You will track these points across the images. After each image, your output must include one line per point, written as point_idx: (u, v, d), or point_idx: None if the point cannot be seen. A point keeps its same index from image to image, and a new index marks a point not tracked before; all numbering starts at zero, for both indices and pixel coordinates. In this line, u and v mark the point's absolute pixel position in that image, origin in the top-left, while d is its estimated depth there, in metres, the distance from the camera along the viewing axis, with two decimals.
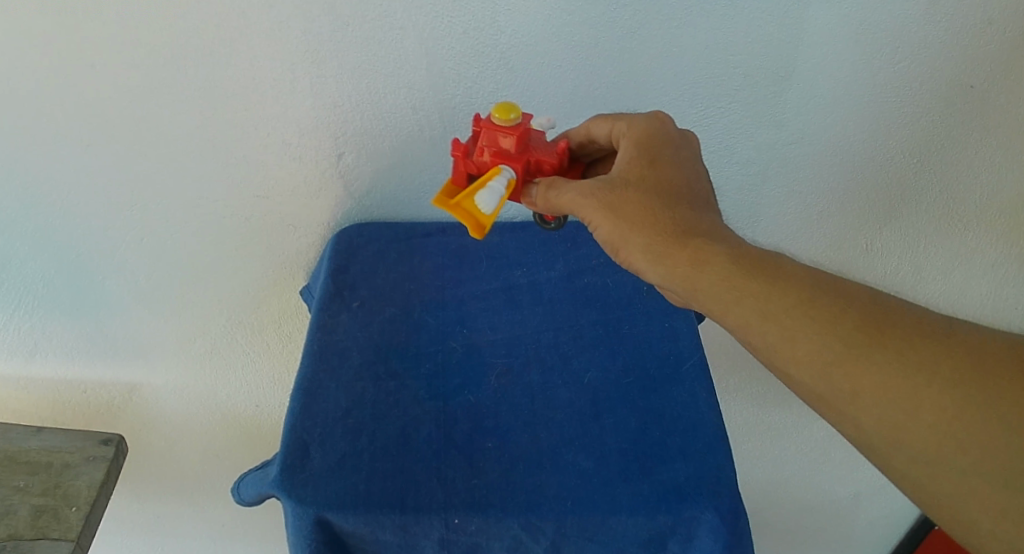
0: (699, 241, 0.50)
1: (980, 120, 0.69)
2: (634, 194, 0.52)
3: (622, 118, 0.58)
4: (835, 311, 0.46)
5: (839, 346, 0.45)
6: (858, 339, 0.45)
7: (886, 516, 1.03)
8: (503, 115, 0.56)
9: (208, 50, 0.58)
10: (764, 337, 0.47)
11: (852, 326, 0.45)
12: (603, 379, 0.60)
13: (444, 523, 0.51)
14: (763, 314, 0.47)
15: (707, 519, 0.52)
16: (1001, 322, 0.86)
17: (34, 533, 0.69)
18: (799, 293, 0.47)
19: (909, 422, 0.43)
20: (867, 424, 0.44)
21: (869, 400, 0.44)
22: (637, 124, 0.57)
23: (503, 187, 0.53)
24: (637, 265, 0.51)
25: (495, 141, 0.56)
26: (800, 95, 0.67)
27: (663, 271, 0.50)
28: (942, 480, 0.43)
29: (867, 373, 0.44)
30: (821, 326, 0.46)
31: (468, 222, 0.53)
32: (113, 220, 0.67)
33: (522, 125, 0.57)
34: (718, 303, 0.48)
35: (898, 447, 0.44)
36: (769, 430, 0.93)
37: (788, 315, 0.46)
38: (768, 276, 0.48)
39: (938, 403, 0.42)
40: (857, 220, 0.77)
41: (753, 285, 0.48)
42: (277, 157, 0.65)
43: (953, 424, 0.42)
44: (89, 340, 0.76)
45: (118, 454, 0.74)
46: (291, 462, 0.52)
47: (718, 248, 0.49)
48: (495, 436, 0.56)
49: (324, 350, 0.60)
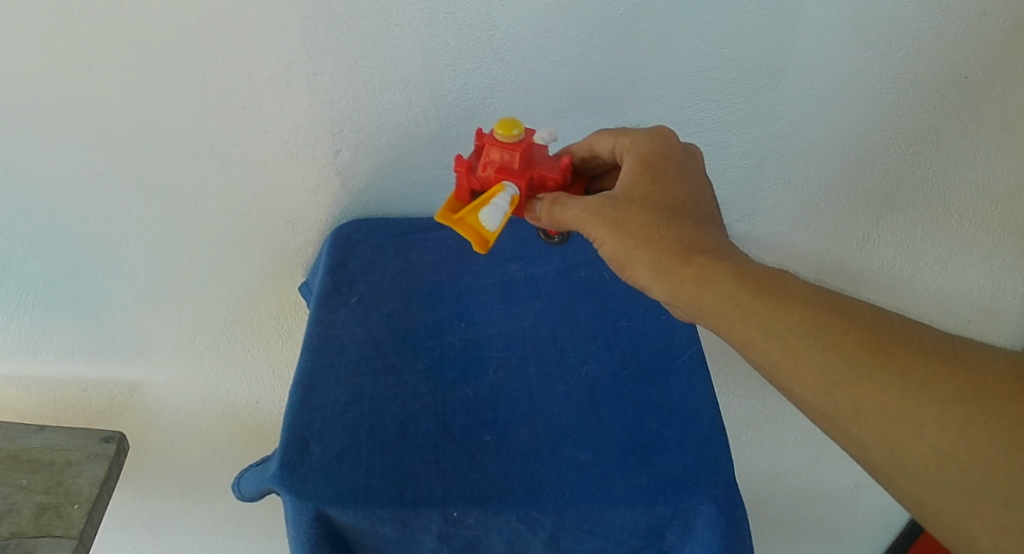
0: (703, 258, 0.50)
1: (976, 111, 0.69)
2: (638, 211, 0.53)
3: (626, 133, 0.58)
4: (839, 329, 0.46)
5: (843, 365, 0.45)
6: (862, 358, 0.45)
7: (885, 506, 1.03)
8: (506, 131, 0.56)
9: (202, 48, 0.58)
10: (768, 355, 0.47)
11: (857, 345, 0.45)
12: (601, 372, 0.61)
13: (443, 515, 0.52)
14: (766, 332, 0.47)
15: (704, 510, 0.52)
16: (998, 314, 0.86)
17: (38, 530, 0.69)
18: (803, 311, 0.47)
19: (911, 441, 0.43)
20: (869, 441, 0.45)
21: (874, 420, 0.44)
22: (641, 140, 0.57)
23: (508, 202, 0.54)
24: (642, 281, 0.52)
25: (498, 158, 0.56)
26: (796, 87, 0.67)
27: (668, 288, 0.50)
28: (944, 499, 0.43)
29: (869, 392, 0.44)
30: (825, 345, 0.46)
31: (473, 237, 0.53)
32: (112, 219, 0.67)
33: (525, 140, 0.57)
34: (722, 320, 0.49)
35: (900, 465, 0.44)
36: (768, 420, 0.93)
37: (791, 332, 0.47)
38: (772, 294, 0.48)
39: (941, 422, 0.43)
40: (855, 213, 0.77)
41: (757, 303, 0.48)
42: (274, 154, 0.66)
43: (954, 443, 0.42)
44: (89, 339, 0.76)
45: (119, 451, 0.75)
46: (291, 456, 0.53)
47: (722, 266, 0.50)
48: (493, 429, 0.57)
49: (323, 345, 0.61)
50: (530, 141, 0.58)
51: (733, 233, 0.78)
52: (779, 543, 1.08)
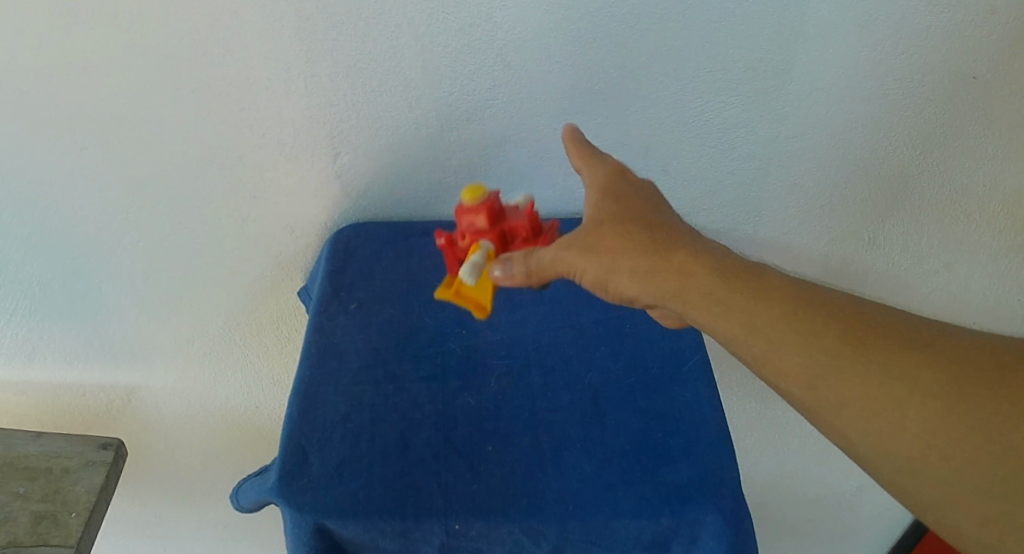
0: (682, 259, 0.48)
1: (983, 110, 0.68)
2: (610, 230, 0.50)
3: (584, 151, 0.54)
4: (820, 324, 0.45)
5: (825, 360, 0.44)
6: (843, 352, 0.44)
7: (893, 510, 1.02)
8: (470, 196, 0.53)
9: (199, 50, 0.57)
10: (751, 352, 0.46)
11: (838, 339, 0.45)
12: (604, 380, 0.60)
13: (445, 528, 0.51)
14: (749, 327, 0.46)
15: (710, 522, 0.52)
16: (1006, 316, 0.85)
17: (34, 539, 0.68)
18: (784, 306, 0.46)
19: (893, 431, 0.43)
20: (853, 433, 0.44)
21: (857, 413, 0.44)
22: (600, 158, 0.54)
23: (483, 263, 0.51)
24: (620, 292, 0.49)
25: (468, 224, 0.53)
26: (801, 88, 0.66)
27: (651, 294, 0.48)
28: (928, 489, 0.43)
29: (853, 383, 0.44)
30: (806, 340, 0.45)
31: (471, 304, 0.52)
32: (108, 223, 0.66)
33: (492, 199, 0.53)
34: (704, 319, 0.47)
35: (884, 456, 0.44)
36: (772, 423, 0.92)
37: (773, 327, 0.46)
38: (754, 288, 0.47)
39: (923, 414, 0.43)
40: (860, 215, 0.76)
41: (738, 300, 0.47)
42: (272, 158, 0.65)
43: (935, 433, 0.42)
44: (87, 344, 0.75)
45: (117, 458, 0.74)
46: (289, 468, 0.52)
47: (702, 265, 0.48)
48: (496, 439, 0.56)
49: (321, 353, 0.60)
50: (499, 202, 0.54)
51: (739, 235, 0.77)
52: (783, 544, 1.08)
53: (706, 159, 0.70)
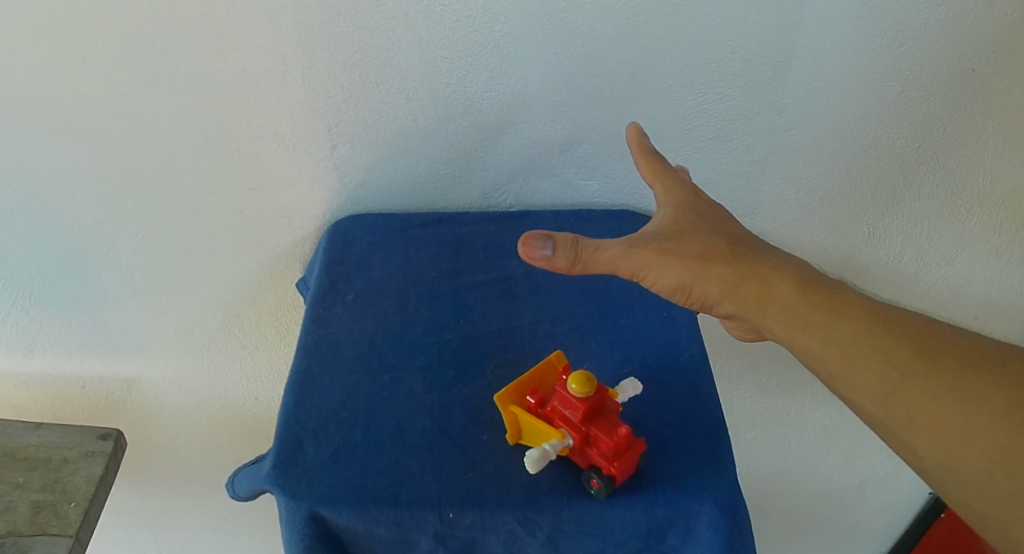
0: (765, 271, 0.50)
1: (983, 103, 0.67)
2: (693, 240, 0.51)
3: (657, 167, 0.56)
4: (894, 340, 0.48)
5: (898, 374, 0.47)
6: (915, 368, 0.47)
7: (892, 505, 1.02)
8: (580, 379, 0.52)
9: (197, 41, 0.58)
10: (826, 365, 0.48)
11: (909, 355, 0.47)
12: (600, 370, 0.60)
13: (439, 516, 0.50)
14: (825, 340, 0.48)
15: (705, 512, 0.51)
16: (1007, 311, 0.84)
17: (33, 528, 0.68)
18: (861, 321, 0.48)
19: (962, 448, 0.45)
20: (922, 448, 0.47)
21: (929, 429, 0.46)
22: (675, 175, 0.56)
23: (555, 451, 0.51)
24: (697, 298, 0.50)
25: (565, 404, 0.53)
26: (799, 79, 0.66)
27: (734, 302, 0.50)
28: (992, 506, 0.45)
29: (924, 400, 0.46)
30: (881, 354, 0.47)
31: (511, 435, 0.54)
32: (107, 214, 0.67)
33: (599, 393, 0.53)
34: (783, 330, 0.49)
35: (951, 472, 0.46)
36: (771, 416, 0.92)
37: (850, 340, 0.48)
38: (831, 302, 0.49)
39: (989, 432, 0.45)
40: (859, 208, 0.75)
41: (818, 314, 0.49)
42: (270, 149, 0.65)
43: (1004, 452, 0.45)
44: (87, 335, 0.76)
45: (117, 449, 0.75)
46: (284, 457, 0.52)
47: (782, 280, 0.50)
48: (491, 429, 0.55)
49: (317, 343, 0.60)
50: (604, 394, 0.53)
51: None
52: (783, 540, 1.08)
53: (704, 152, 0.70)
